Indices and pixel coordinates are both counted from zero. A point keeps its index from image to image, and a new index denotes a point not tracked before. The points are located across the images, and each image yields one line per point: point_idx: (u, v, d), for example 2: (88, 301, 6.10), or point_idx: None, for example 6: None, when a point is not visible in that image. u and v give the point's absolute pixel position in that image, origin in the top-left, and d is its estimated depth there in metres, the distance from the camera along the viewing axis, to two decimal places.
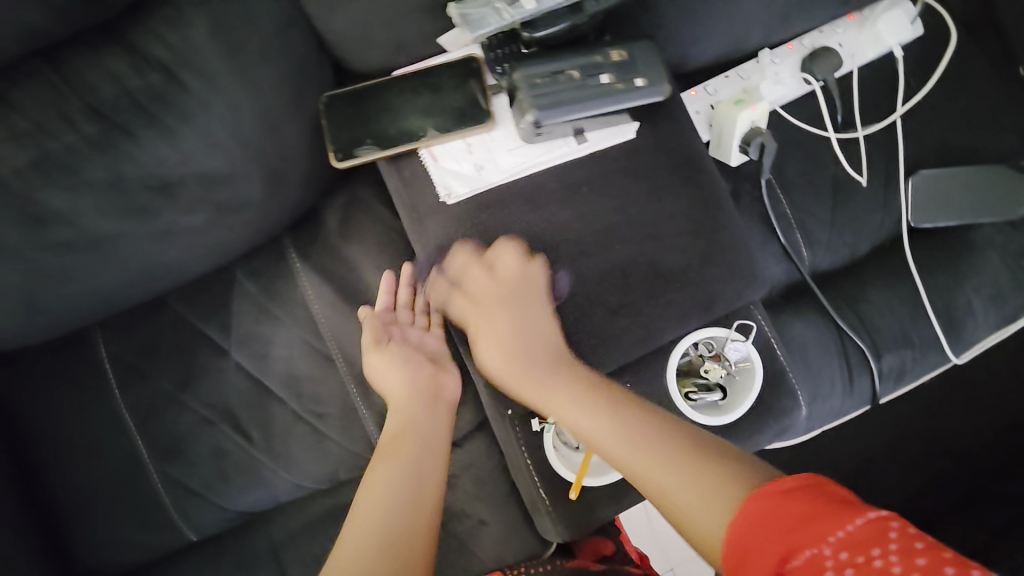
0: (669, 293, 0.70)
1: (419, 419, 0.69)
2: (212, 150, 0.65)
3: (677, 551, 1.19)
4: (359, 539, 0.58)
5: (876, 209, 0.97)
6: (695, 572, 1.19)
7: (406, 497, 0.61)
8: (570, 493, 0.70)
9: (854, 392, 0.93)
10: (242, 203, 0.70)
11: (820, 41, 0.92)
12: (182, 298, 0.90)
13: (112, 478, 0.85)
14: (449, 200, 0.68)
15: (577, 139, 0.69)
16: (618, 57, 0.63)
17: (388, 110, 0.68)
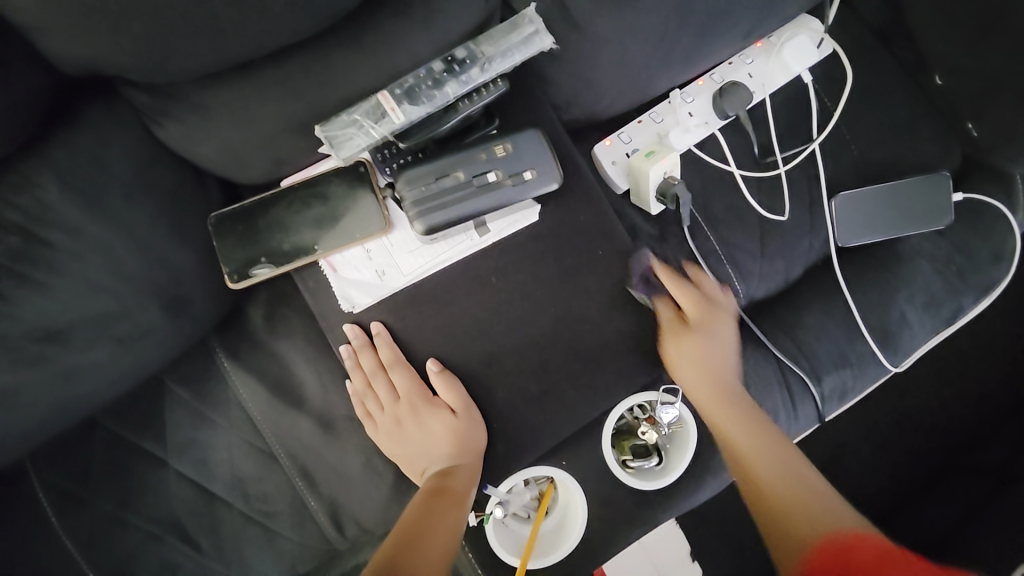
0: (591, 370, 0.71)
1: (435, 512, 0.60)
2: (99, 292, 0.62)
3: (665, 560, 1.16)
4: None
5: (804, 233, 0.96)
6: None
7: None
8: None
9: (799, 418, 0.93)
10: (145, 331, 0.67)
11: (730, 74, 0.91)
12: (113, 414, 0.86)
13: None
14: (354, 310, 0.67)
15: (479, 231, 0.68)
16: (503, 151, 0.62)
17: (278, 225, 0.65)
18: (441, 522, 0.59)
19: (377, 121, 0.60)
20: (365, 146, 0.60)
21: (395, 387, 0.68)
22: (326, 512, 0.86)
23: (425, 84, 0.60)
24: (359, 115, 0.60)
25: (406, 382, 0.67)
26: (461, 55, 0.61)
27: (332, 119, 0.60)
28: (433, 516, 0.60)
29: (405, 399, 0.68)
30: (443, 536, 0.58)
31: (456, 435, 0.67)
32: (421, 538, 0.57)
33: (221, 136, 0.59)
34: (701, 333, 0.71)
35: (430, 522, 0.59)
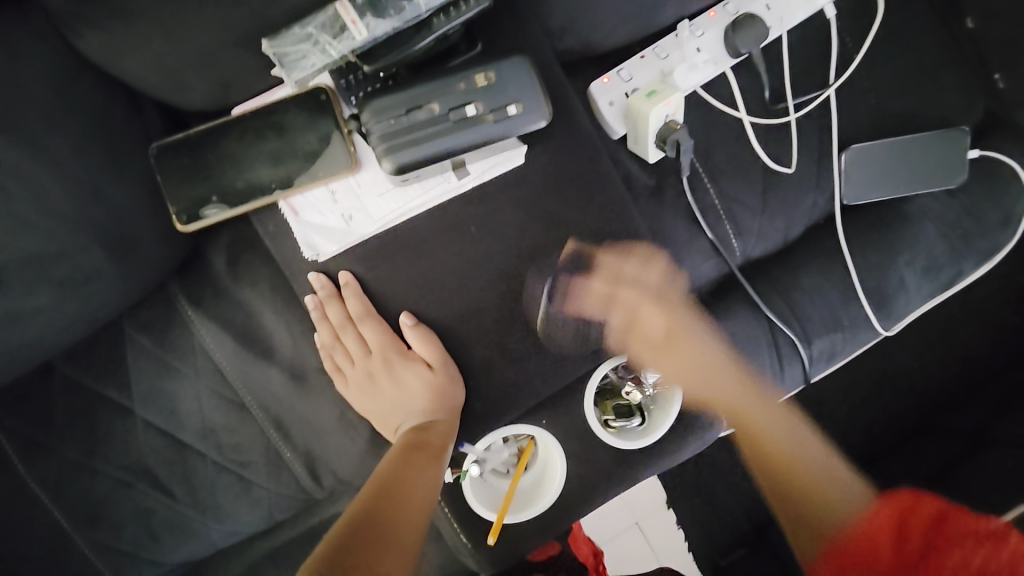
0: (575, 329, 0.67)
1: (413, 470, 0.58)
2: (27, 233, 0.56)
3: (643, 505, 1.19)
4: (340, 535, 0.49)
5: (808, 188, 0.91)
6: (660, 525, 1.19)
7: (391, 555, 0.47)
8: (488, 537, 0.69)
9: (785, 380, 0.92)
10: (88, 276, 0.61)
11: (745, 6, 0.82)
12: (73, 361, 0.82)
13: (36, 553, 0.82)
14: (318, 259, 0.61)
15: (457, 172, 0.60)
16: (484, 81, 0.54)
17: (230, 160, 0.58)
18: (420, 481, 0.57)
19: (335, 37, 0.51)
20: (322, 68, 0.53)
21: (369, 344, 0.63)
22: (302, 463, 0.85)
23: None
24: (314, 29, 0.51)
25: (382, 339, 0.63)
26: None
27: (283, 34, 0.51)
28: (409, 476, 0.57)
29: (379, 356, 0.64)
30: (419, 497, 0.55)
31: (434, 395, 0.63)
32: (397, 498, 0.54)
33: (153, 52, 0.51)
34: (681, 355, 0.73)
35: (408, 480, 0.56)
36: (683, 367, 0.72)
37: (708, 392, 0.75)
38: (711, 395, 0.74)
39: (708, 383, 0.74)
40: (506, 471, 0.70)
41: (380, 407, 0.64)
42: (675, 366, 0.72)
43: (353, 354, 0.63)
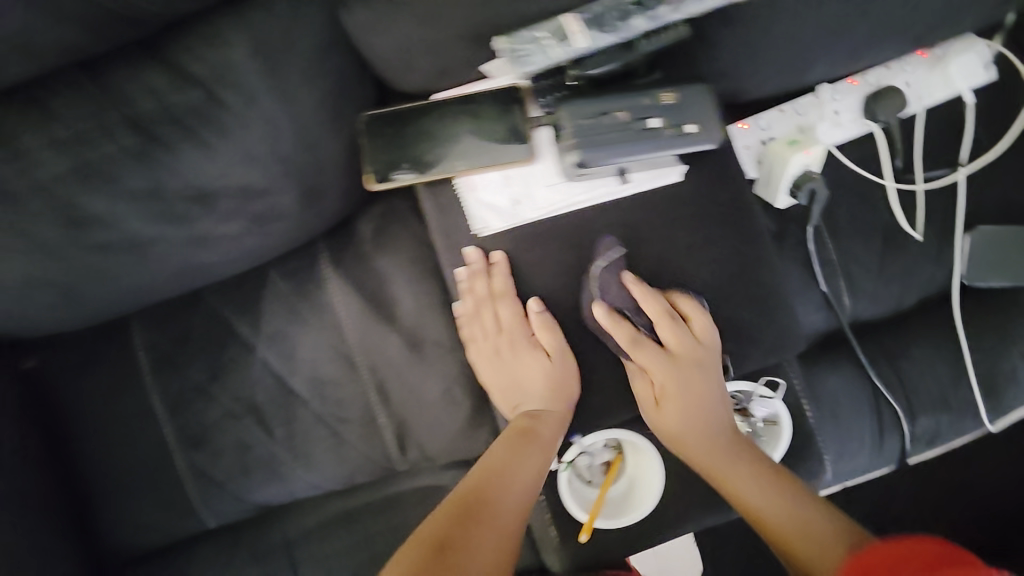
0: (702, 346, 0.68)
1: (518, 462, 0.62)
2: (251, 167, 0.65)
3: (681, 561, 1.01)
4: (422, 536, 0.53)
5: (929, 261, 0.91)
6: None
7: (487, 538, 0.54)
8: (580, 534, 0.71)
9: (883, 452, 0.89)
10: (278, 213, 0.70)
11: (886, 79, 0.86)
12: (217, 293, 0.91)
13: (144, 463, 0.89)
14: (482, 233, 0.67)
15: (620, 179, 0.67)
16: (669, 99, 0.61)
17: (427, 135, 0.66)
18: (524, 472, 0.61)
19: (559, 42, 0.58)
20: (543, 68, 0.59)
21: (500, 326, 0.69)
22: (394, 431, 0.89)
23: (612, 13, 0.57)
24: (542, 34, 0.57)
25: (516, 323, 0.68)
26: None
27: (514, 34, 0.58)
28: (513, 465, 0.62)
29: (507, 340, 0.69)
30: (520, 486, 0.61)
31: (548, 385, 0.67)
32: (500, 485, 0.60)
33: (398, 34, 0.60)
34: (681, 390, 0.65)
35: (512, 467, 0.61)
36: (678, 402, 0.65)
37: (712, 474, 0.65)
38: (720, 469, 0.64)
39: (743, 476, 0.64)
40: (593, 479, 0.71)
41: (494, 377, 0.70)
42: (681, 400, 0.65)
43: (485, 322, 0.69)
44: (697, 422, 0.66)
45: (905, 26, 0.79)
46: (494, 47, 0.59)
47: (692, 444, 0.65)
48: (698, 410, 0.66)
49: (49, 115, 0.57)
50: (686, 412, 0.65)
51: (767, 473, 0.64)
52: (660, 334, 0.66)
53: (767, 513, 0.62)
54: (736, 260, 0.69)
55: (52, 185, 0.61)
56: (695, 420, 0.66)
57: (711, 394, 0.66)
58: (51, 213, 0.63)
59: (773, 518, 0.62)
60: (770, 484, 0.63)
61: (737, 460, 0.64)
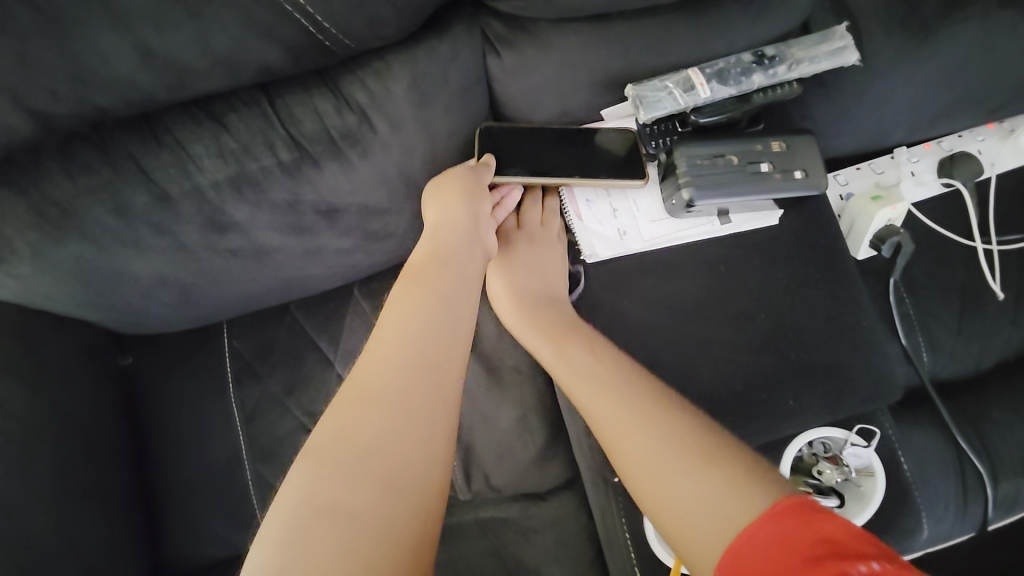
0: (800, 386, 0.68)
1: (401, 368, 0.52)
2: (379, 187, 0.71)
3: None
4: (324, 448, 0.48)
5: (1007, 322, 0.91)
6: None
7: (397, 477, 0.47)
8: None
9: (966, 518, 0.85)
10: (388, 233, 0.77)
11: (959, 146, 0.91)
12: (303, 307, 0.95)
13: (211, 470, 0.88)
14: (591, 260, 0.69)
15: (720, 218, 0.70)
16: (778, 147, 0.66)
17: (541, 147, 0.70)
18: (419, 400, 0.51)
19: (684, 91, 0.66)
20: (670, 110, 0.66)
21: (433, 238, 0.64)
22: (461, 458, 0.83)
23: (735, 69, 0.66)
24: (671, 83, 0.66)
25: (445, 234, 0.64)
26: (772, 53, 0.67)
27: (644, 83, 0.66)
28: (413, 390, 0.51)
29: (438, 253, 0.63)
30: (427, 395, 0.51)
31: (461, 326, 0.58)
32: (392, 408, 0.50)
33: (533, 78, 0.67)
34: (518, 257, 0.69)
35: (407, 396, 0.51)
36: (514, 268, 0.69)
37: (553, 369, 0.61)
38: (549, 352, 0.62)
39: (592, 363, 0.59)
40: None
41: (433, 276, 0.60)
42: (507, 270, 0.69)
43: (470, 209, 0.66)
44: (529, 282, 0.68)
45: (979, 100, 0.85)
46: (625, 93, 0.67)
47: (524, 313, 0.66)
48: (523, 279, 0.69)
49: (222, 128, 0.64)
50: (520, 277, 0.68)
51: (611, 361, 0.59)
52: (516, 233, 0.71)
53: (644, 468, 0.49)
54: (828, 304, 0.71)
55: (208, 190, 0.67)
56: (521, 291, 0.68)
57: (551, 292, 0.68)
58: (199, 216, 0.68)
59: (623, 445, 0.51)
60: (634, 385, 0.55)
61: (582, 349, 0.61)
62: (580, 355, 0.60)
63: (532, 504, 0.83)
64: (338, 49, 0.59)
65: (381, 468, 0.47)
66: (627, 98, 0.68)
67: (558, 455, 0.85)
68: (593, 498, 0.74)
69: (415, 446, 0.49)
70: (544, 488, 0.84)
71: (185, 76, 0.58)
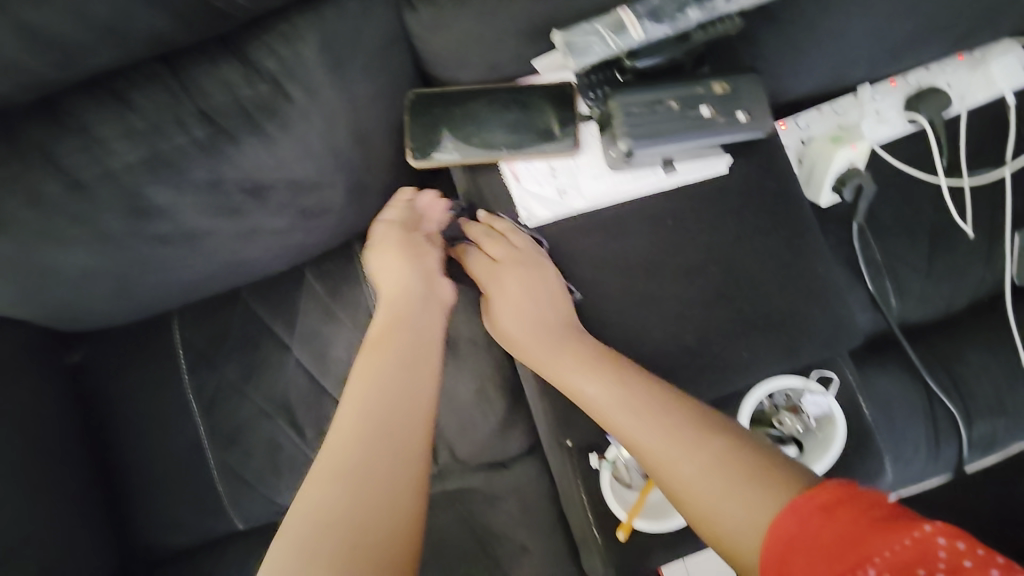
0: (753, 338, 0.66)
1: (370, 437, 0.51)
2: (307, 159, 0.66)
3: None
4: (289, 536, 0.45)
5: (979, 262, 0.88)
6: None
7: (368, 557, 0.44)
8: (618, 534, 0.67)
9: (938, 459, 0.85)
10: (324, 209, 0.73)
11: (927, 80, 0.86)
12: (254, 292, 0.92)
13: (175, 460, 0.87)
14: (529, 223, 0.66)
15: (665, 169, 0.67)
16: (721, 89, 0.62)
17: (474, 119, 0.67)
18: (383, 468, 0.49)
19: (616, 34, 0.60)
20: (602, 57, 0.61)
21: (387, 306, 0.63)
22: None
23: (670, 5, 0.60)
24: (601, 26, 0.60)
25: (399, 301, 0.63)
26: None
27: (573, 27, 0.61)
28: (380, 461, 0.49)
29: (396, 321, 0.61)
30: (394, 467, 0.50)
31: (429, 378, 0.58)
32: (359, 481, 0.48)
33: (453, 29, 0.62)
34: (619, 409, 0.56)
35: (374, 467, 0.49)
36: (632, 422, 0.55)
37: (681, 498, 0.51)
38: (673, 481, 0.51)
39: (720, 468, 0.50)
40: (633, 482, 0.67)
41: (395, 342, 0.59)
42: (621, 420, 0.56)
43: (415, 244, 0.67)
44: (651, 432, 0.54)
45: (945, 27, 0.80)
46: (553, 41, 0.62)
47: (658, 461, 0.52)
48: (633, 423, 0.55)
49: (124, 106, 0.60)
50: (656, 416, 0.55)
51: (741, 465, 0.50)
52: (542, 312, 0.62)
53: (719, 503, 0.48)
54: (782, 251, 0.68)
55: (120, 174, 0.63)
56: (635, 426, 0.55)
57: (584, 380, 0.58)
58: (117, 202, 0.65)
59: (731, 534, 0.47)
60: (745, 474, 0.49)
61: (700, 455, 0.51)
62: (705, 474, 0.50)
63: (497, 473, 0.83)
64: (231, 10, 0.56)
65: (349, 543, 0.44)
66: (556, 47, 0.63)
67: (520, 424, 0.83)
68: (552, 461, 0.73)
69: (383, 518, 0.46)
70: (507, 457, 0.83)
71: (68, 51, 0.54)
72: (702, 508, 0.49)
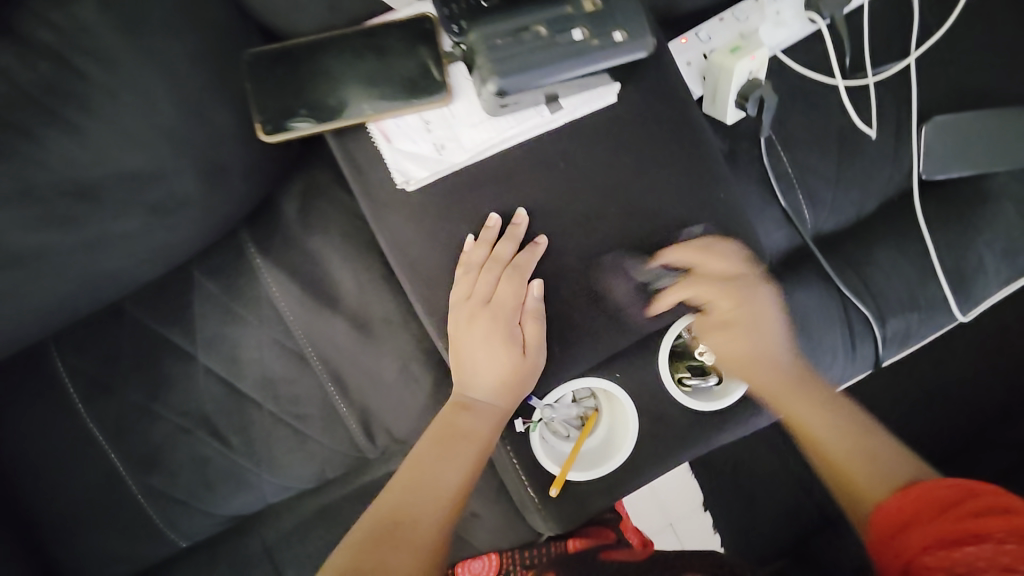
0: (660, 275, 0.64)
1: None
2: (134, 148, 0.58)
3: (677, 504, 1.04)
4: None
5: (886, 160, 0.88)
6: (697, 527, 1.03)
7: None
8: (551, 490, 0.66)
9: (857, 359, 0.88)
10: (178, 202, 0.63)
11: None
12: (140, 303, 0.82)
13: (90, 495, 0.80)
14: (409, 188, 0.60)
15: (549, 107, 0.60)
16: (591, 7, 0.55)
17: (324, 74, 0.58)
18: None
19: None
20: None
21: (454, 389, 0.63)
22: (358, 421, 0.85)
23: None
24: None
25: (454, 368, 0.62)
26: None
27: None
28: None
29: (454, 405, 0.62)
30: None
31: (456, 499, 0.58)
32: None
33: None
34: (744, 330, 0.64)
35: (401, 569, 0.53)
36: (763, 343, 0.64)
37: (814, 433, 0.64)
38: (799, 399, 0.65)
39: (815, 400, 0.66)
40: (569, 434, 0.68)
41: (439, 429, 0.60)
42: (753, 334, 0.64)
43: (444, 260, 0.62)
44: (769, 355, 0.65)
45: None
46: None
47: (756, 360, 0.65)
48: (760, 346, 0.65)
49: None
50: (749, 341, 0.64)
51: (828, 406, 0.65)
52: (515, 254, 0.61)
53: (810, 420, 0.64)
54: (684, 180, 0.65)
55: None
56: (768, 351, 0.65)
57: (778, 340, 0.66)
58: None
59: (858, 478, 0.60)
60: (844, 422, 0.64)
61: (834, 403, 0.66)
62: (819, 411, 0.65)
63: None
64: None
65: None
66: None
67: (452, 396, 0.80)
68: None
69: None
70: None
71: None
72: (830, 447, 0.63)
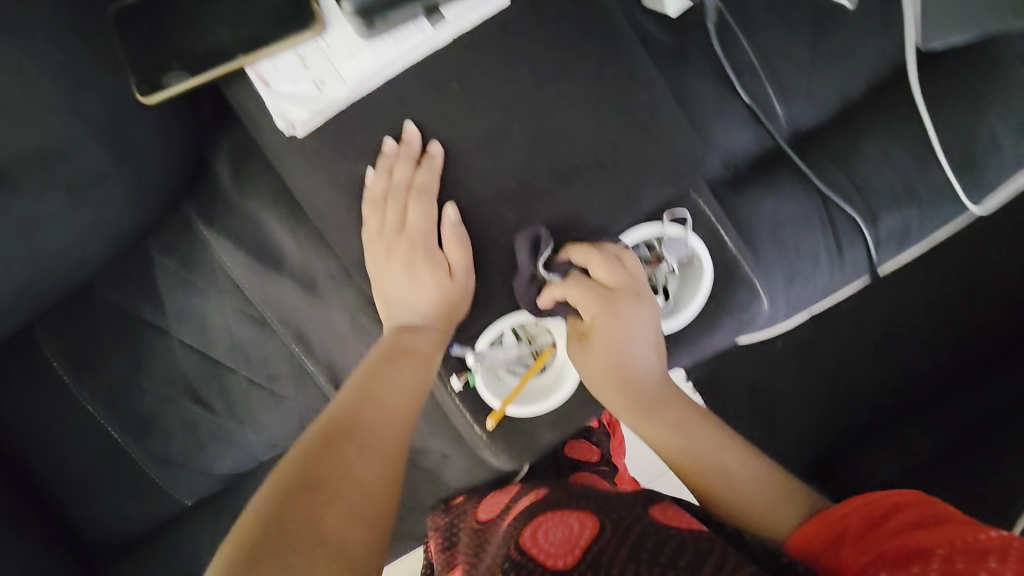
0: (578, 191, 0.60)
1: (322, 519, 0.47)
2: (29, 129, 0.59)
3: None
4: None
5: (868, 33, 0.76)
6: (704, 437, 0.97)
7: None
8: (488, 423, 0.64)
9: (845, 265, 0.79)
10: (95, 175, 0.64)
11: None
12: (108, 284, 0.86)
13: (96, 463, 0.88)
14: (296, 132, 0.58)
15: (430, 21, 0.57)
16: None
17: (191, 24, 0.56)
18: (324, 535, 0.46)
19: None
20: None
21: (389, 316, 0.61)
22: (325, 373, 0.86)
23: None
24: None
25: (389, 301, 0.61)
26: None
27: None
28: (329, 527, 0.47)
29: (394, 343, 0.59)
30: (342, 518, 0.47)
31: (412, 413, 0.56)
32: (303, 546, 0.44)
33: None
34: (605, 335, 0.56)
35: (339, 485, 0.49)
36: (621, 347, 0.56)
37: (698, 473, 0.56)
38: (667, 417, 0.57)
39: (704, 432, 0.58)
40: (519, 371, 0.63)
41: (386, 365, 0.57)
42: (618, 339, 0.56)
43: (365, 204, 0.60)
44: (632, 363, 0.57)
45: None
46: None
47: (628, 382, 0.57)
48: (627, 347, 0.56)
49: None
50: (617, 341, 0.56)
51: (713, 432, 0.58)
52: (415, 173, 0.58)
53: (693, 448, 0.57)
54: (596, 86, 0.59)
55: None
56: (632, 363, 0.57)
57: (647, 359, 0.57)
58: None
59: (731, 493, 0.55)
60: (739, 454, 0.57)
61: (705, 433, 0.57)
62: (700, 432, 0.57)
63: None
64: None
65: None
66: None
67: None
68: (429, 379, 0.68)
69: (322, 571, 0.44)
70: None
71: None
72: (707, 469, 0.56)
